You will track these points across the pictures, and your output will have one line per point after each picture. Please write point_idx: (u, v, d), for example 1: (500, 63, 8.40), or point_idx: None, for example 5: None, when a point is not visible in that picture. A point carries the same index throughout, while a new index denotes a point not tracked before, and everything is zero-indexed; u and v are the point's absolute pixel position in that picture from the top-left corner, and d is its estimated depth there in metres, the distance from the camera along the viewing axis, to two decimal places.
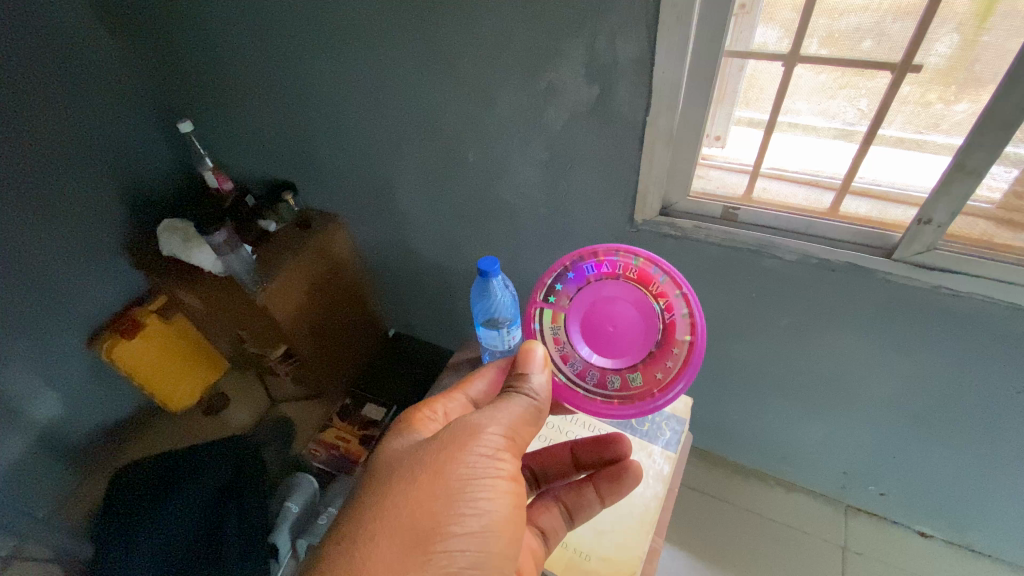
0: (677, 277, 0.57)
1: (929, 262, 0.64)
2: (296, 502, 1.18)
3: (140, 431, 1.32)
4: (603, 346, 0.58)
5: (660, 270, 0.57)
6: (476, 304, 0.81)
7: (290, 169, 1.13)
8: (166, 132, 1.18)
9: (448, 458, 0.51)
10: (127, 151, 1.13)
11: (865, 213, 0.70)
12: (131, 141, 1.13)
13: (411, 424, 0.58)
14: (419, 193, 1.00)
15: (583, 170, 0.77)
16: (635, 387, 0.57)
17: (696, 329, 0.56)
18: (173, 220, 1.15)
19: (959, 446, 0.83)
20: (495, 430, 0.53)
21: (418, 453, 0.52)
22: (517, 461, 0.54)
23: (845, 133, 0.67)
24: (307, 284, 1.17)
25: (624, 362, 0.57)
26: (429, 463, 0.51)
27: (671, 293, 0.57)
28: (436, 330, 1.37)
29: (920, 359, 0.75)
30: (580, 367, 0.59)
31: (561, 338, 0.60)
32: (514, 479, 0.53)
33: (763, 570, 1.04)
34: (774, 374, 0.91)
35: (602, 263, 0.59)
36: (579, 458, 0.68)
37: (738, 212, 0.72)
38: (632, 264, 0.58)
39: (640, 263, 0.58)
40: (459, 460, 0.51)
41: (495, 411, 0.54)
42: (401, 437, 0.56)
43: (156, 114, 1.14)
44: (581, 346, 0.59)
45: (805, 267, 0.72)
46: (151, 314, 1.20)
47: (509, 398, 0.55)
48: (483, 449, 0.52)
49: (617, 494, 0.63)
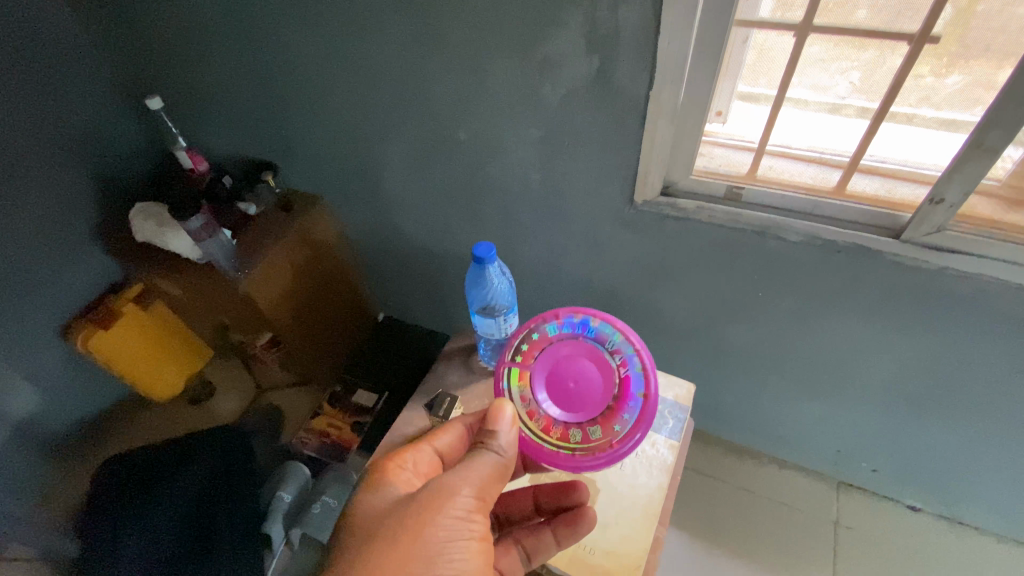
0: (628, 336, 0.64)
1: (938, 244, 0.63)
2: (288, 491, 1.16)
3: (123, 422, 1.26)
4: (567, 402, 0.61)
5: (613, 331, 0.65)
6: (471, 291, 0.78)
7: (269, 148, 1.07)
8: (133, 109, 1.09)
9: (420, 525, 0.50)
10: (92, 130, 1.04)
11: (872, 191, 0.68)
12: (97, 120, 1.04)
13: (379, 481, 0.56)
14: (406, 174, 0.95)
15: (581, 149, 0.74)
16: (597, 439, 0.60)
17: (648, 382, 0.61)
18: (147, 205, 1.07)
19: (954, 425, 0.84)
20: (466, 491, 0.52)
21: (390, 518, 0.51)
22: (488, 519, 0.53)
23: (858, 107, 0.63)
24: (290, 267, 1.13)
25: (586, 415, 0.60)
26: (402, 531, 0.50)
27: (623, 351, 0.63)
28: (426, 315, 1.34)
29: (923, 340, 0.74)
30: (545, 422, 0.61)
31: (528, 395, 0.63)
32: (487, 537, 0.52)
33: (758, 546, 1.05)
34: (772, 356, 0.90)
35: (563, 326, 0.66)
36: (540, 504, 0.64)
37: (743, 192, 0.70)
38: (588, 326, 0.65)
39: (596, 326, 0.65)
40: (432, 526, 0.50)
41: (465, 471, 0.53)
42: (370, 497, 0.55)
43: (121, 90, 1.06)
44: (546, 401, 0.62)
45: (810, 249, 0.70)
46: (128, 302, 1.14)
47: (478, 456, 0.55)
48: (456, 513, 0.51)
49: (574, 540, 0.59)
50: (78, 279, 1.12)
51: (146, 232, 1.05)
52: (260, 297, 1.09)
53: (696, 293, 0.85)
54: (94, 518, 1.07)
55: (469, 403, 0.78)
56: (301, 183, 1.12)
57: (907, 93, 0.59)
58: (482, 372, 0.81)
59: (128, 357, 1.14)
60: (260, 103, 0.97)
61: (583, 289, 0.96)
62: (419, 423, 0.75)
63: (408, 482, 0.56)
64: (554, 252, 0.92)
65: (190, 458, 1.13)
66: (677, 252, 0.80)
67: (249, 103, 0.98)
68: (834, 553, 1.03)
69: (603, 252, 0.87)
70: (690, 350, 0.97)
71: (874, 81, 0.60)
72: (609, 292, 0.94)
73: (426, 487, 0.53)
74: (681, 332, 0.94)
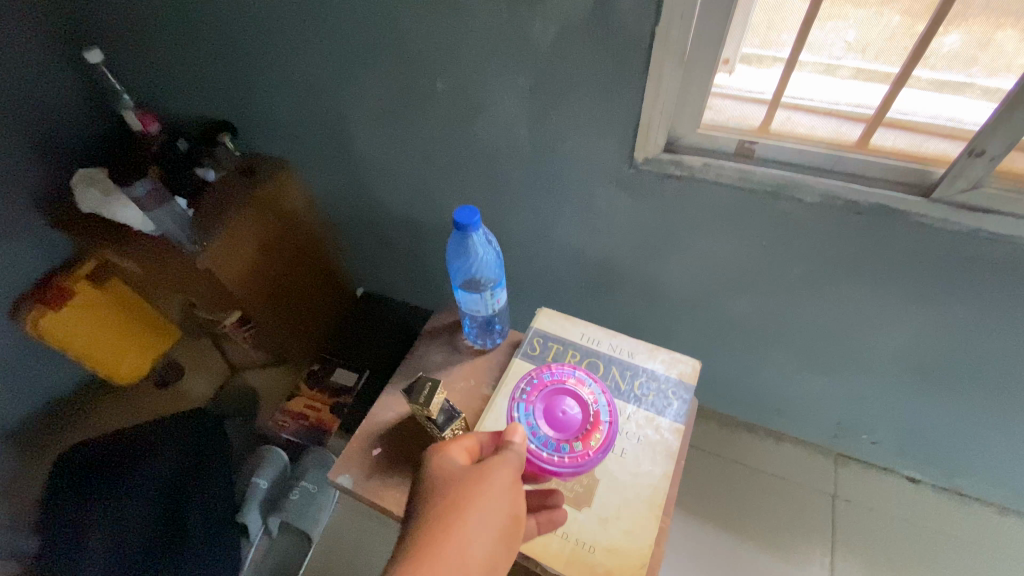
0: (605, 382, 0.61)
1: (972, 203, 0.57)
2: (264, 477, 1.08)
3: (82, 412, 1.17)
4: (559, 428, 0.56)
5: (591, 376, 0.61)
6: (452, 265, 0.70)
7: (228, 106, 0.97)
8: (75, 67, 0.96)
9: (469, 513, 0.44)
10: (24, 87, 0.91)
11: (893, 146, 0.61)
12: (29, 76, 0.91)
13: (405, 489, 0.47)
14: (380, 133, 0.85)
15: (576, 101, 0.65)
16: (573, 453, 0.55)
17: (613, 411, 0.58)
18: (92, 171, 0.97)
19: (964, 397, 0.80)
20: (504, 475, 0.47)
21: (438, 517, 0.44)
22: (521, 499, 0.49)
23: (888, 50, 0.56)
24: (257, 244, 1.02)
25: (565, 433, 0.56)
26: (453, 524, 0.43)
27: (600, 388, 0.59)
28: (408, 289, 1.26)
29: (942, 309, 0.69)
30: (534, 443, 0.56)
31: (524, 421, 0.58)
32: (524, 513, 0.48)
33: (756, 521, 1.01)
34: (777, 328, 0.84)
35: (554, 369, 0.62)
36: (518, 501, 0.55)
37: (755, 147, 0.63)
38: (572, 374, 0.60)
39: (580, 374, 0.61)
40: (481, 510, 0.45)
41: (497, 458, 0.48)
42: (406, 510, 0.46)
43: (60, 43, 0.92)
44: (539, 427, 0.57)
45: (828, 211, 0.64)
46: (80, 280, 1.03)
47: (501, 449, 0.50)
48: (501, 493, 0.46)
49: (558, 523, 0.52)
50: (21, 255, 1.02)
51: (91, 203, 0.94)
52: (223, 271, 0.97)
53: (698, 262, 0.79)
54: (54, 515, 0.99)
55: (453, 386, 0.70)
56: (265, 146, 1.02)
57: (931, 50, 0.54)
58: (467, 351, 0.74)
59: (82, 339, 1.05)
60: (214, 52, 0.86)
61: (575, 260, 0.89)
62: (398, 408, 0.68)
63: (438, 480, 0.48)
64: (544, 219, 0.84)
65: (156, 447, 1.06)
66: (681, 216, 0.73)
67: (202, 52, 0.87)
68: (832, 526, 1.00)
69: (599, 218, 0.79)
70: (689, 323, 0.91)
71: (897, 27, 0.54)
72: (603, 262, 0.87)
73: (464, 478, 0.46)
74: (680, 304, 0.88)
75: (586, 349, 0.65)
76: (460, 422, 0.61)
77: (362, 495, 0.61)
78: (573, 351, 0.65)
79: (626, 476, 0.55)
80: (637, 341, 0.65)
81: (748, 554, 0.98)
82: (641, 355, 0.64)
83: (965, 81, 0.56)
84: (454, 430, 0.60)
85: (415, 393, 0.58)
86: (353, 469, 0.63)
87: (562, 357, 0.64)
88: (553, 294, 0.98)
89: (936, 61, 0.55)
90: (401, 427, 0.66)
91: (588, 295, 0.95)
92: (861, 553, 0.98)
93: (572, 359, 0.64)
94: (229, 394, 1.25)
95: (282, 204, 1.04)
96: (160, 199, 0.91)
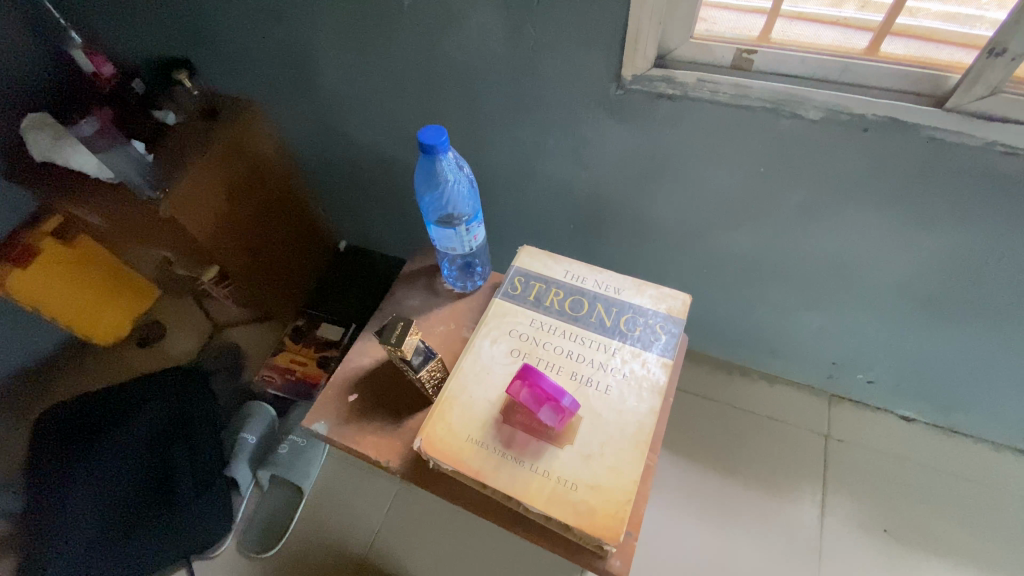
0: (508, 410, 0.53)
1: (990, 111, 0.52)
2: (252, 433, 1.06)
3: (68, 369, 1.14)
4: (536, 398, 0.50)
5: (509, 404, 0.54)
6: (425, 197, 0.67)
7: (182, 38, 0.88)
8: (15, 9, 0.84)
9: (485, 423, 0.53)
10: None
11: (904, 55, 0.55)
12: None
13: (440, 404, 0.54)
14: (347, 63, 0.79)
15: (555, 10, 0.59)
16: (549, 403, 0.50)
17: (525, 416, 0.52)
18: (43, 117, 0.88)
19: (964, 330, 0.78)
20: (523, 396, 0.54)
21: (460, 426, 0.53)
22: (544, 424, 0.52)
23: None
24: (224, 190, 0.95)
25: (540, 400, 0.50)
26: (472, 431, 0.52)
27: (514, 407, 0.53)
28: (392, 239, 1.22)
29: (948, 236, 0.65)
30: (537, 396, 0.50)
31: (521, 394, 0.51)
32: (550, 432, 0.51)
33: (748, 461, 1.01)
34: (772, 264, 0.81)
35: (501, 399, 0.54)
36: (527, 433, 0.52)
37: (754, 57, 0.57)
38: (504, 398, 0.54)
39: (505, 399, 0.54)
40: (495, 423, 0.52)
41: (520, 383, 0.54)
42: (441, 420, 0.53)
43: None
44: (526, 395, 0.50)
45: (831, 127, 0.59)
46: (46, 236, 0.95)
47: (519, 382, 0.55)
48: (517, 409, 0.53)
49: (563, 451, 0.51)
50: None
51: (42, 149, 0.87)
52: (188, 221, 0.91)
53: (690, 194, 0.74)
54: (32, 478, 0.96)
55: (431, 329, 0.67)
56: (227, 83, 0.94)
57: None
58: (447, 294, 0.70)
59: (56, 298, 0.99)
60: None
61: (562, 198, 0.84)
62: (374, 353, 0.66)
63: (473, 402, 0.54)
64: (528, 153, 0.79)
65: (138, 403, 1.04)
66: (673, 141, 0.67)
67: None
68: (825, 464, 1.00)
69: (586, 149, 0.74)
70: (681, 262, 0.87)
71: None
72: (592, 200, 0.82)
73: (486, 399, 0.54)
74: (672, 241, 0.84)
75: (570, 286, 0.61)
76: (437, 363, 0.58)
77: (338, 441, 0.59)
78: (556, 288, 0.61)
79: (610, 412, 0.52)
80: (624, 277, 0.61)
81: (740, 494, 0.98)
82: (628, 291, 0.60)
83: (975, 15, 0.51)
84: (431, 371, 0.57)
85: (387, 333, 0.55)
86: (328, 416, 0.61)
87: (545, 295, 0.61)
88: (541, 237, 0.94)
89: None
90: (377, 372, 0.64)
91: (577, 237, 0.91)
92: (854, 490, 0.97)
93: (556, 297, 0.60)
94: (212, 351, 1.20)
95: (251, 148, 0.97)
96: (111, 140, 0.88)
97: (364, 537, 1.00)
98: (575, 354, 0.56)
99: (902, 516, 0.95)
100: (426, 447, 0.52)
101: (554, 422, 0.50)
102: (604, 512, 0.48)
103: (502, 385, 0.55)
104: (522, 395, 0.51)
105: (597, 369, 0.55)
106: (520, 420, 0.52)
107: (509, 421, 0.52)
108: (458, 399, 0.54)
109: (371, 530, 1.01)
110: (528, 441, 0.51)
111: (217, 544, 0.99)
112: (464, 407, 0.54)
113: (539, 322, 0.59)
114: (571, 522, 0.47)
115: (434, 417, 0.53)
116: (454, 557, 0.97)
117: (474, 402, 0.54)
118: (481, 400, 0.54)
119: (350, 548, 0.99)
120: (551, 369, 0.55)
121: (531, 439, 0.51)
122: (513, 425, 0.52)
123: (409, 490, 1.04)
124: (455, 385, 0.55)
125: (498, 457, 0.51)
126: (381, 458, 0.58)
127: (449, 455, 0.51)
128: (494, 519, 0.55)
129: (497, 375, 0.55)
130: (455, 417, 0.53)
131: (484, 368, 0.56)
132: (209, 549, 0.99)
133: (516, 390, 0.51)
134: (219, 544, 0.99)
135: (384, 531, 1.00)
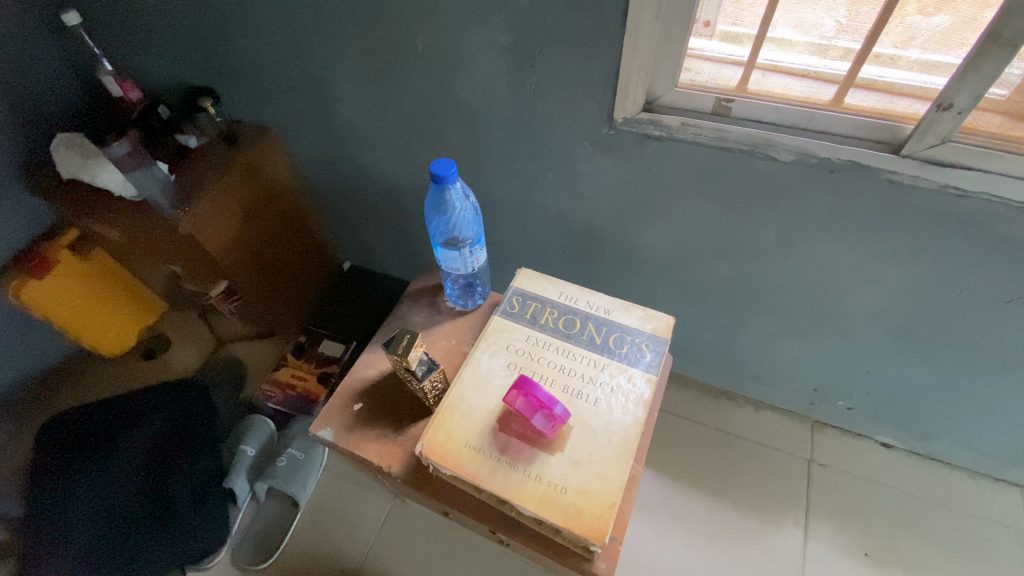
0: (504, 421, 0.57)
1: (940, 158, 0.58)
2: (252, 445, 1.08)
3: (75, 379, 1.18)
4: (533, 408, 0.54)
5: (505, 414, 0.58)
6: (433, 221, 0.73)
7: (206, 69, 0.93)
8: (49, 35, 0.91)
9: (482, 429, 0.57)
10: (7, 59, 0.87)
11: (866, 106, 0.61)
12: (14, 50, 0.88)
13: (441, 411, 0.58)
14: (363, 98, 0.85)
15: (554, 58, 0.66)
16: (545, 412, 0.54)
17: (519, 427, 0.57)
18: (71, 137, 0.94)
19: (935, 360, 0.83)
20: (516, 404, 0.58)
21: (459, 432, 0.57)
22: (535, 434, 0.56)
23: (850, 24, 0.57)
24: (238, 209, 1.00)
25: (536, 410, 0.54)
26: (470, 437, 0.56)
27: (510, 418, 0.57)
28: (395, 262, 1.26)
29: (912, 269, 0.71)
30: (532, 405, 0.54)
31: (518, 404, 0.54)
32: (541, 439, 0.56)
33: (734, 484, 1.04)
34: (755, 293, 0.86)
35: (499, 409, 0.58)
36: (521, 440, 0.56)
37: (732, 105, 0.64)
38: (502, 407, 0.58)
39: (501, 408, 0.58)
40: (491, 429, 0.57)
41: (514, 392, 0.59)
42: (443, 426, 0.57)
43: (35, 19, 0.88)
44: (522, 404, 0.54)
45: (802, 168, 0.65)
46: (62, 249, 1.00)
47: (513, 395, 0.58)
48: (512, 417, 0.57)
49: (552, 457, 0.55)
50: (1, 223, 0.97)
51: (71, 167, 0.92)
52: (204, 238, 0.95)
53: (676, 226, 0.80)
54: (32, 484, 0.97)
55: (434, 343, 0.72)
56: (247, 111, 0.99)
57: (906, 25, 0.55)
58: (449, 312, 0.76)
59: (69, 309, 1.03)
60: (195, 13, 0.83)
61: (559, 226, 0.89)
62: (379, 365, 0.72)
63: (471, 411, 0.58)
64: (527, 185, 0.85)
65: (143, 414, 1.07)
66: (660, 177, 0.74)
67: (181, 10, 0.84)
68: (808, 488, 1.03)
69: (580, 182, 0.80)
70: (670, 289, 0.92)
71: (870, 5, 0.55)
72: (586, 229, 0.88)
73: (484, 407, 0.58)
74: (660, 270, 0.89)
75: (563, 306, 0.66)
76: (439, 375, 0.62)
77: (344, 446, 0.64)
78: (551, 308, 0.66)
79: (598, 423, 0.57)
80: (613, 299, 0.66)
81: (725, 514, 1.01)
82: (617, 312, 0.65)
83: (952, 63, 0.55)
84: (433, 381, 0.61)
85: (394, 345, 0.59)
86: (335, 423, 0.66)
87: (540, 314, 0.65)
88: (538, 263, 0.99)
89: (944, 19, 0.53)
90: (382, 383, 0.70)
91: (572, 263, 0.96)
92: (835, 514, 1.00)
93: (550, 316, 0.65)
94: (214, 368, 1.22)
95: (267, 172, 1.03)
96: (139, 161, 0.90)
97: (357, 551, 1.01)
98: (567, 368, 0.61)
99: (882, 541, 0.97)
100: (427, 448, 0.56)
101: (547, 429, 0.54)
102: (592, 514, 0.51)
103: (499, 398, 0.58)
104: (518, 406, 0.54)
105: (587, 382, 0.59)
106: (514, 427, 0.56)
107: (504, 429, 0.56)
108: (457, 408, 0.58)
109: (364, 544, 1.02)
110: (521, 449, 0.55)
111: (214, 554, 0.99)
112: (463, 414, 0.58)
113: (534, 338, 0.63)
114: (561, 523, 0.51)
115: (434, 422, 0.58)
116: (444, 572, 0.99)
117: (472, 410, 0.58)
118: (477, 409, 0.58)
119: (342, 561, 1.00)
120: (544, 382, 0.60)
121: (524, 446, 0.55)
122: (509, 433, 0.56)
123: (403, 505, 1.06)
124: (455, 394, 0.59)
125: (494, 461, 0.55)
126: (383, 463, 0.63)
127: (447, 457, 0.55)
128: (488, 522, 0.59)
129: (495, 388, 0.59)
130: (456, 422, 0.57)
131: (482, 378, 0.60)
132: (204, 560, 0.99)
133: (513, 399, 0.55)
134: (215, 554, 0.99)
135: (376, 545, 1.02)
